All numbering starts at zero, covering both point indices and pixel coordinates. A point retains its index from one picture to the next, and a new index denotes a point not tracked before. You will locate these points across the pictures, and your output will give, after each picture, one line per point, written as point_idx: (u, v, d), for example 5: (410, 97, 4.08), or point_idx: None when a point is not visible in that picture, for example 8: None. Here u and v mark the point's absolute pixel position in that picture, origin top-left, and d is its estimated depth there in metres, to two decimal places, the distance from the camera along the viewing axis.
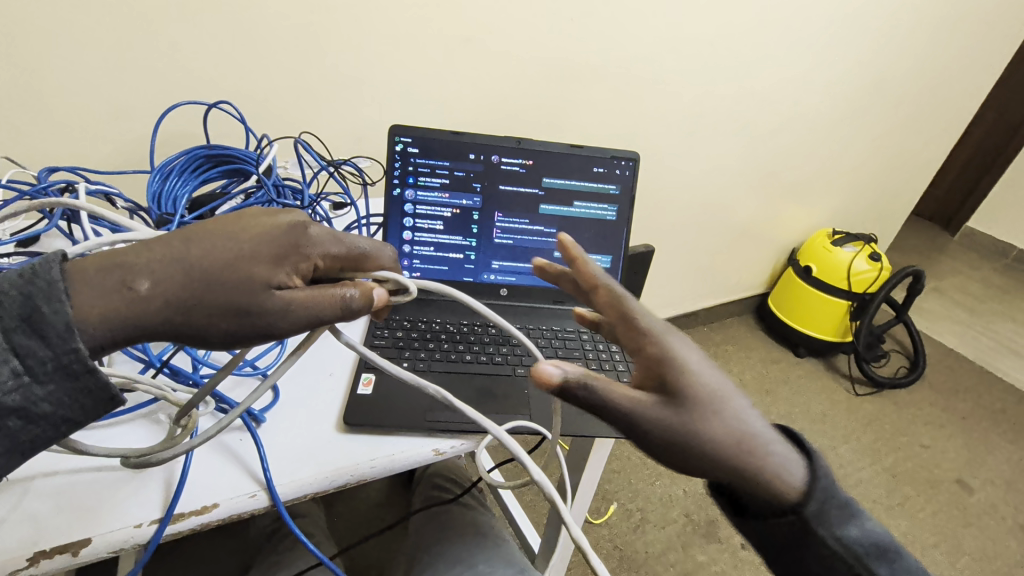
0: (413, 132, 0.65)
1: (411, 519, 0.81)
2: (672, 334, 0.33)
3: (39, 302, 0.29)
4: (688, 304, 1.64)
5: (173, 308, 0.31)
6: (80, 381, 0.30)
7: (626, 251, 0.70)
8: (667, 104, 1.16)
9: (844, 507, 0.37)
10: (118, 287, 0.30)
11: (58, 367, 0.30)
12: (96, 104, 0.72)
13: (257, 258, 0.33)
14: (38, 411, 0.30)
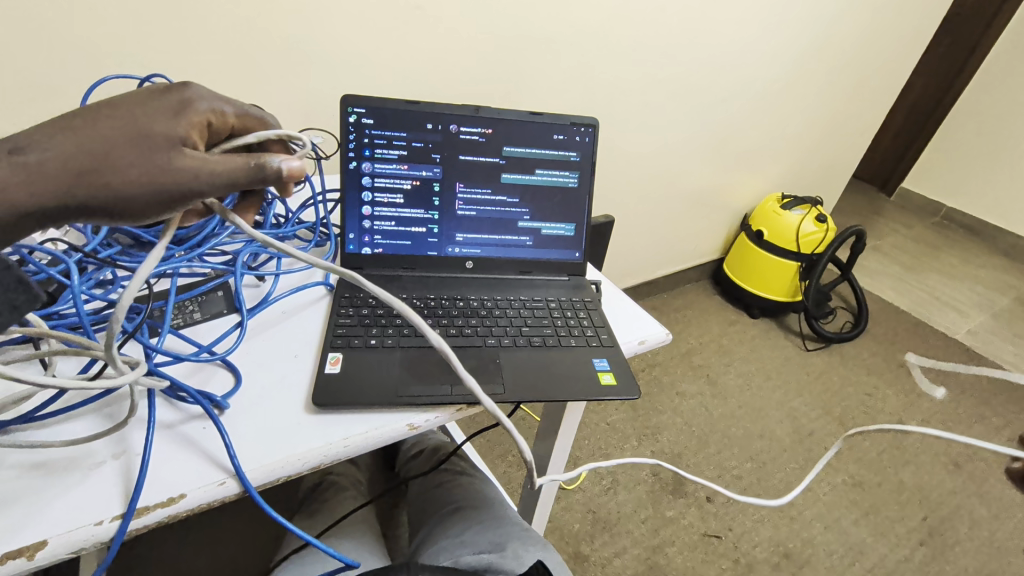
0: (366, 102, 0.63)
1: (411, 485, 0.83)
2: None
3: None
4: (648, 273, 1.68)
5: (68, 169, 0.32)
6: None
7: (590, 218, 0.70)
8: (621, 73, 1.16)
9: None
10: (9, 158, 0.32)
11: None
12: (11, 80, 0.66)
13: (150, 121, 0.35)
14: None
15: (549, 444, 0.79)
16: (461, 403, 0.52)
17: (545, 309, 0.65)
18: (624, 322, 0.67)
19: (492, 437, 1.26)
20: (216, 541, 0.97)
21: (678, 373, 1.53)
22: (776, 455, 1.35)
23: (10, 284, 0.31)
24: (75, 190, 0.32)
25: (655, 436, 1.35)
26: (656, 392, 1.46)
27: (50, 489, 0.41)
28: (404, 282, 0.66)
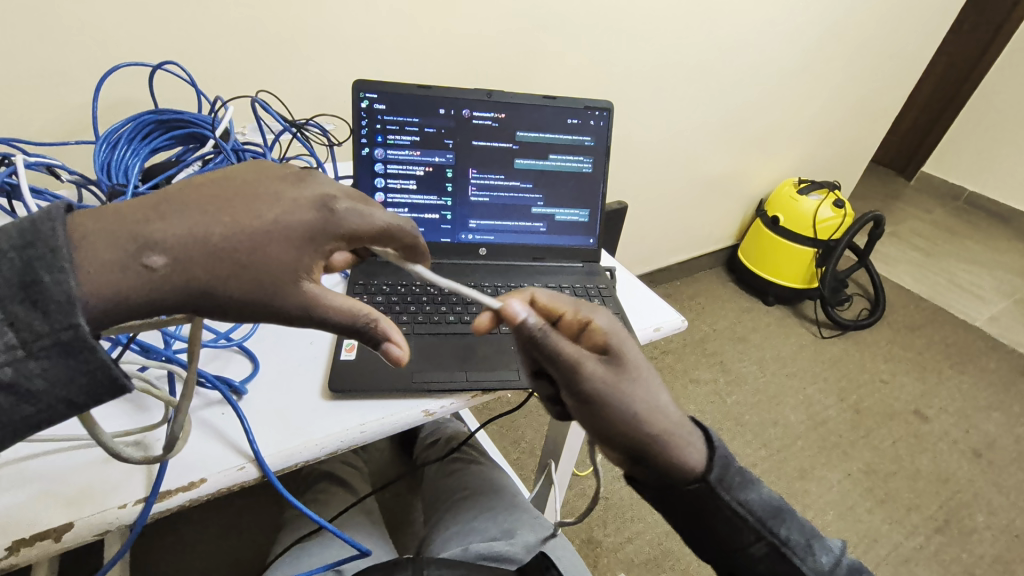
0: (378, 88, 0.62)
1: (427, 470, 0.83)
2: (645, 372, 0.40)
3: (39, 271, 0.27)
4: (661, 260, 1.66)
5: (184, 288, 0.30)
6: (81, 358, 0.28)
7: (605, 204, 0.69)
8: (636, 56, 1.14)
9: (742, 475, 0.43)
10: (131, 259, 0.28)
11: (55, 343, 0.27)
12: (26, 69, 0.66)
13: (288, 248, 0.32)
14: (31, 388, 0.27)
15: (562, 431, 0.79)
16: (476, 390, 0.52)
17: (559, 296, 0.65)
18: (639, 308, 0.66)
19: (504, 424, 1.27)
20: (235, 523, 0.99)
21: (691, 361, 1.52)
22: (790, 442, 1.34)
23: (98, 381, 0.29)
24: (185, 304, 0.30)
25: None
26: (669, 379, 1.45)
27: (86, 470, 0.42)
28: None
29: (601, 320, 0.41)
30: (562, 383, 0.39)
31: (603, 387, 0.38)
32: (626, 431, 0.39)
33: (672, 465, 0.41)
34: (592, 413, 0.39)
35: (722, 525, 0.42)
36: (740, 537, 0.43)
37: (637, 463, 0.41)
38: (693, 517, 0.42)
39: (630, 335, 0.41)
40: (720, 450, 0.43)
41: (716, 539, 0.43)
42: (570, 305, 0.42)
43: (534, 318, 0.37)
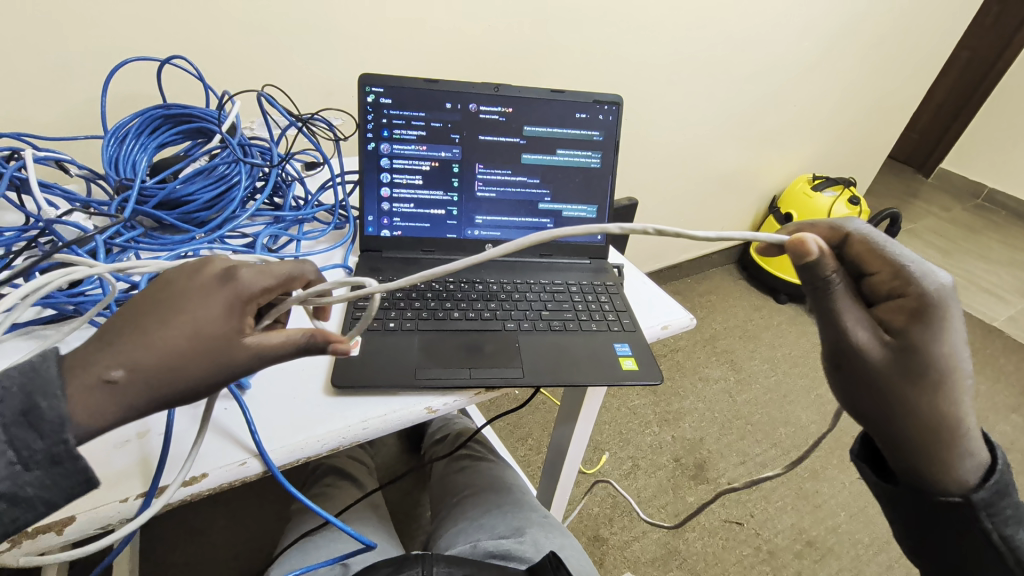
0: (385, 82, 0.61)
1: (434, 466, 0.83)
2: (957, 371, 0.32)
3: (38, 397, 0.30)
4: (672, 257, 1.64)
5: (147, 400, 0.32)
6: (67, 466, 0.31)
7: (614, 199, 0.68)
8: (648, 50, 1.12)
9: (1015, 510, 0.36)
10: (100, 386, 0.31)
11: (48, 456, 0.30)
12: (32, 62, 0.67)
13: (210, 323, 0.33)
14: (21, 498, 0.30)
15: (570, 428, 0.78)
16: (479, 388, 0.52)
17: (566, 293, 0.64)
18: (647, 306, 0.65)
19: (512, 420, 1.26)
20: (242, 515, 1.00)
21: (701, 359, 1.50)
22: (801, 441, 1.33)
23: (79, 487, 0.32)
24: (154, 406, 0.32)
25: (677, 422, 1.33)
26: (678, 377, 1.44)
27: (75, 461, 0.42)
28: (423, 265, 0.65)
29: (931, 287, 0.32)
30: (824, 345, 0.35)
31: (879, 362, 0.33)
32: (894, 417, 0.34)
33: (931, 469, 0.35)
34: (852, 383, 0.35)
35: (968, 547, 0.36)
36: (986, 567, 0.36)
37: (887, 451, 0.36)
38: (927, 528, 0.37)
39: (973, 321, 0.33)
40: (1006, 478, 0.35)
41: (950, 559, 0.38)
42: (894, 255, 0.33)
43: (825, 260, 0.34)
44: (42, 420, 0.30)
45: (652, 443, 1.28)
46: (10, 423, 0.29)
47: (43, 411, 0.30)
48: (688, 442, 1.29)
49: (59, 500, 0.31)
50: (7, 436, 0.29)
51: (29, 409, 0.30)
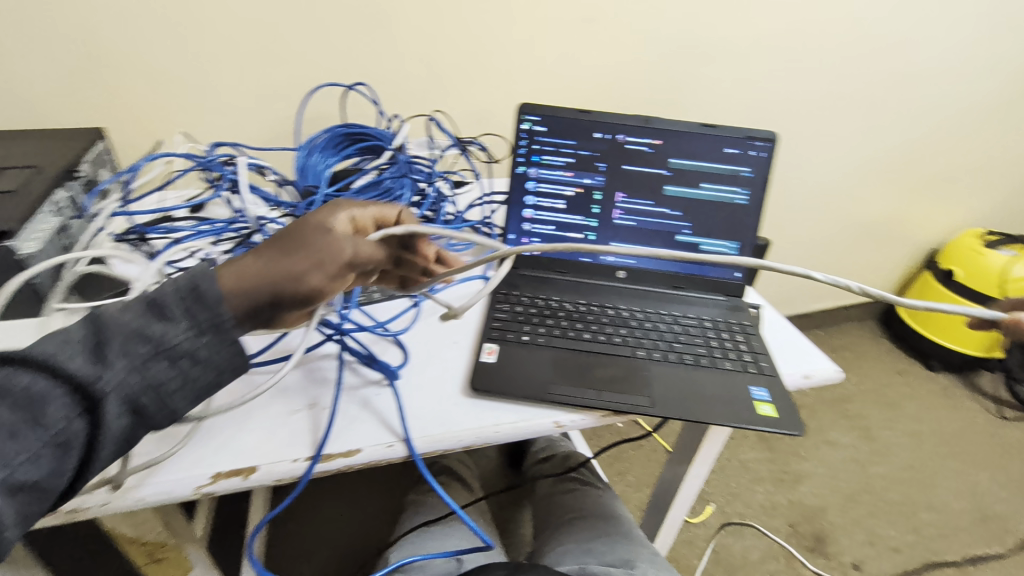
0: (541, 111, 0.65)
1: (538, 485, 0.84)
2: None
3: (199, 280, 0.38)
4: (803, 305, 1.52)
5: (262, 269, 0.39)
6: (227, 332, 0.38)
7: (757, 237, 0.66)
8: (800, 87, 1.07)
9: None
10: (234, 262, 0.40)
11: (214, 323, 0.38)
12: (254, 87, 0.82)
13: (312, 221, 0.44)
14: (199, 357, 0.38)
15: (683, 470, 0.75)
16: (607, 410, 0.53)
17: (699, 329, 0.62)
18: (785, 352, 0.62)
19: (612, 454, 1.24)
20: (355, 499, 1.08)
21: (828, 421, 1.37)
22: (947, 533, 1.15)
23: (237, 351, 0.39)
24: (264, 274, 0.39)
25: (795, 484, 1.22)
26: (798, 436, 1.32)
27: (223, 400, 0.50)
28: (557, 285, 0.68)
29: None
30: None
31: None
32: None
33: None
34: None
35: None
36: None
37: None
38: None
39: None
40: None
41: None
42: None
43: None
44: (204, 298, 0.38)
45: (764, 502, 1.18)
46: (184, 301, 0.37)
47: (203, 288, 0.38)
48: (806, 508, 1.17)
49: (227, 364, 0.39)
50: (182, 309, 0.37)
51: (194, 288, 0.38)
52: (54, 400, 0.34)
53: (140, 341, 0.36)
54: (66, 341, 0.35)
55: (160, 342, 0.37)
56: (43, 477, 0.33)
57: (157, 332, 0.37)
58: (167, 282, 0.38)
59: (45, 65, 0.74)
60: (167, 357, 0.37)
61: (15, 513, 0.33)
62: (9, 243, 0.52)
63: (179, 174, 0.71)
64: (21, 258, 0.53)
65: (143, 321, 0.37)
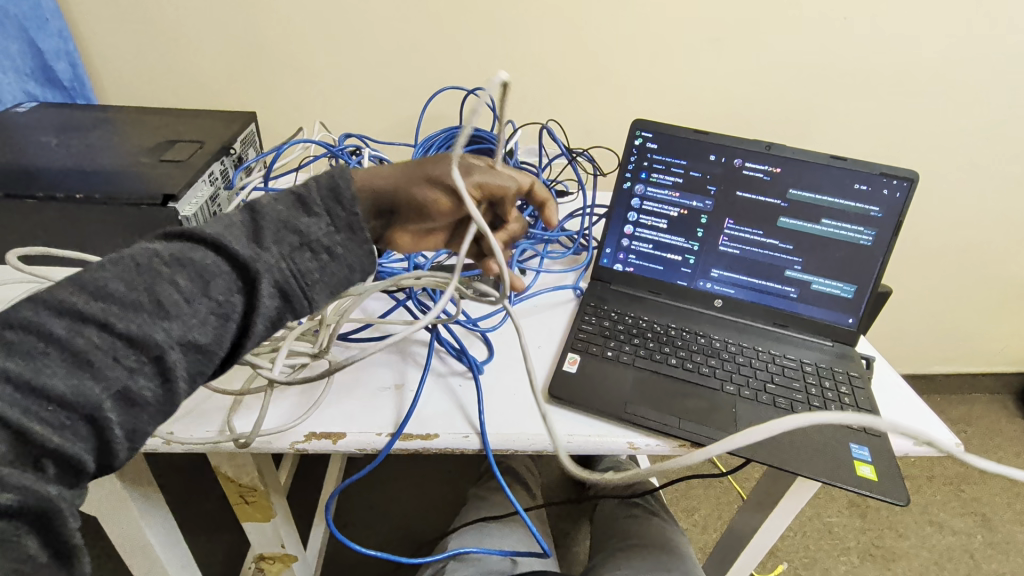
0: (655, 128, 0.64)
1: (601, 504, 0.82)
2: None
3: (338, 181, 0.39)
4: (921, 366, 1.37)
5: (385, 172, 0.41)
6: (359, 233, 0.39)
7: (880, 283, 0.61)
8: (955, 124, 0.96)
9: None
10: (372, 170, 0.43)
11: (348, 223, 0.39)
12: (388, 85, 0.90)
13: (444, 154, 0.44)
14: (333, 252, 0.39)
15: (758, 519, 0.70)
16: (685, 441, 0.51)
17: (798, 372, 0.58)
18: (896, 412, 0.56)
19: (680, 488, 1.18)
20: (421, 482, 1.12)
21: (937, 500, 1.21)
22: None
23: (368, 252, 0.40)
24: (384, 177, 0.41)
25: (887, 562, 1.09)
26: (898, 510, 1.18)
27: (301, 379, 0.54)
28: (648, 305, 0.66)
29: None
30: None
31: None
32: None
33: None
34: None
35: None
36: None
37: None
38: None
39: None
40: None
41: None
42: None
43: None
44: (343, 196, 0.39)
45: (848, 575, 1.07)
46: (326, 200, 0.38)
47: (342, 186, 0.39)
48: None
49: (359, 264, 0.40)
50: (323, 204, 0.38)
51: (334, 186, 0.39)
52: (218, 275, 0.34)
53: (289, 231, 0.37)
54: (226, 224, 0.36)
55: (304, 234, 0.37)
56: (209, 346, 0.34)
57: (302, 224, 0.38)
58: (310, 180, 0.39)
59: (225, 53, 0.87)
60: (311, 249, 0.38)
61: (181, 372, 0.33)
62: (175, 205, 0.61)
63: (312, 159, 0.79)
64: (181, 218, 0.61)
65: (291, 213, 0.38)
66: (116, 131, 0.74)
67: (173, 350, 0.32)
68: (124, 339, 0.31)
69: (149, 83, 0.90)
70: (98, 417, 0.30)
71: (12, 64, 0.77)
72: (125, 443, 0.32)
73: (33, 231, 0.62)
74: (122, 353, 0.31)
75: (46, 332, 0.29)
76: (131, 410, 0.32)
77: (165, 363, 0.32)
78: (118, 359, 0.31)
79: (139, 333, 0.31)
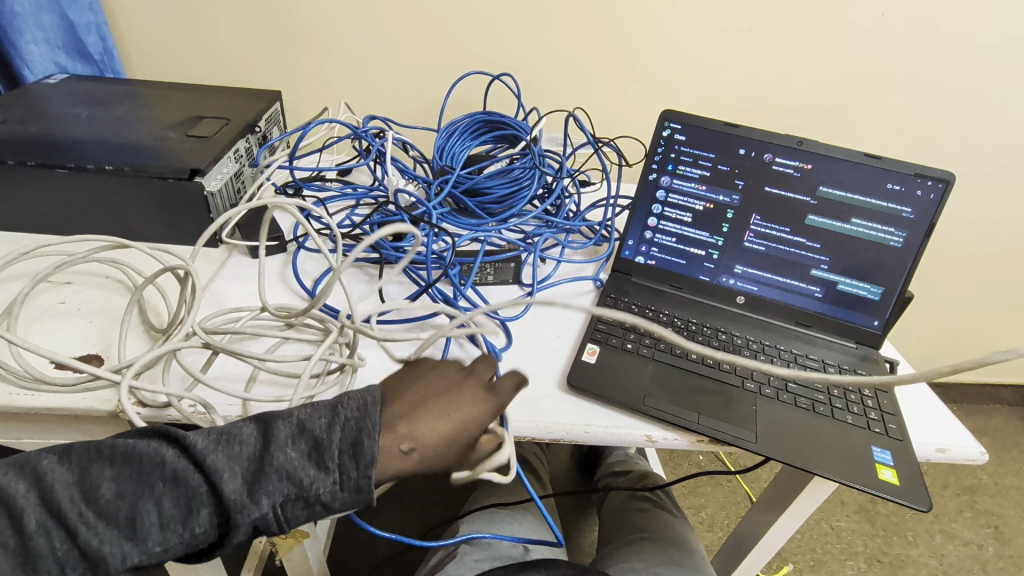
0: (684, 119, 0.63)
1: (610, 497, 0.82)
2: None
3: (364, 435, 0.39)
4: (940, 373, 1.34)
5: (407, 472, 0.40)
6: (360, 497, 0.38)
7: (908, 286, 0.60)
8: (992, 127, 0.93)
9: None
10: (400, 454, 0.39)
11: (353, 487, 0.38)
12: (413, 68, 0.90)
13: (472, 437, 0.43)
14: (326, 507, 0.38)
15: (769, 518, 0.70)
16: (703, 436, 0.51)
17: (820, 373, 0.57)
18: (918, 417, 0.55)
19: (688, 485, 1.18)
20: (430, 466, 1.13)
21: (949, 509, 1.19)
22: None
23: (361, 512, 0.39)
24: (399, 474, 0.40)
25: (894, 569, 1.08)
26: (909, 518, 1.17)
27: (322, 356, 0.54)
28: (669, 299, 0.65)
29: None
30: None
31: None
32: None
33: None
34: None
35: None
36: None
37: None
38: None
39: None
40: None
41: None
42: None
43: None
44: (363, 455, 0.38)
45: None
46: (342, 454, 0.38)
47: (364, 447, 0.38)
48: None
49: (352, 509, 0.39)
50: (338, 461, 0.38)
51: (357, 443, 0.39)
52: (199, 506, 0.36)
53: (288, 480, 0.37)
54: (233, 452, 0.37)
55: (305, 486, 0.38)
56: (163, 560, 0.37)
57: (305, 478, 0.38)
58: (341, 423, 0.39)
59: (252, 30, 0.87)
60: (304, 501, 0.38)
61: None
62: (201, 180, 0.61)
63: (337, 140, 0.79)
64: (207, 194, 0.62)
65: (300, 461, 0.38)
66: (143, 105, 0.74)
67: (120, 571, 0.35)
68: (81, 549, 0.34)
69: (176, 59, 0.90)
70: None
71: (43, 35, 0.79)
72: None
73: (61, 201, 0.63)
74: (71, 565, 0.34)
75: (20, 525, 0.33)
76: None
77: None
78: (66, 569, 0.34)
79: (96, 551, 0.34)
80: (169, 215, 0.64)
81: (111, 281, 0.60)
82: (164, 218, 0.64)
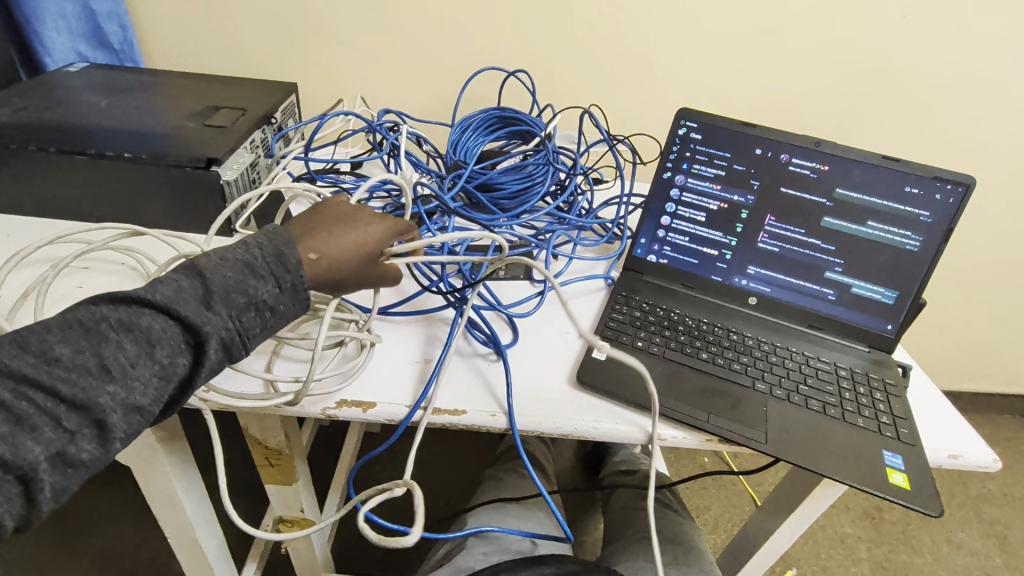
0: (700, 118, 0.63)
1: (615, 495, 0.82)
2: None
3: (283, 247, 0.41)
4: (950, 381, 1.33)
5: (328, 272, 0.44)
6: (301, 293, 0.42)
7: (923, 291, 0.59)
8: (1012, 133, 0.92)
9: None
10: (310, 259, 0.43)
11: (291, 287, 0.41)
12: (428, 64, 0.90)
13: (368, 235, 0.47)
14: (275, 310, 0.41)
15: (776, 521, 0.70)
16: (714, 436, 0.51)
17: (833, 375, 0.57)
18: (933, 423, 0.55)
19: (693, 486, 1.17)
20: (434, 459, 1.13)
21: (956, 518, 1.18)
22: None
23: (303, 305, 0.43)
24: (327, 282, 0.44)
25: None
26: (915, 526, 1.16)
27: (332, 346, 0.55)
28: (680, 298, 0.65)
29: None
30: None
31: None
32: None
33: None
34: None
35: None
36: None
37: None
38: None
39: None
40: None
41: None
42: None
43: None
44: (289, 262, 0.41)
45: None
46: (272, 265, 0.41)
47: (288, 253, 0.41)
48: None
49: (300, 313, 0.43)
50: (271, 268, 0.41)
51: (280, 253, 0.41)
52: (164, 339, 0.36)
53: (237, 291, 0.39)
54: (176, 289, 0.38)
55: (251, 294, 0.39)
56: (149, 404, 0.36)
57: (251, 287, 0.39)
58: (253, 246, 0.41)
59: (270, 22, 0.87)
60: (259, 309, 0.40)
61: (122, 434, 0.35)
62: (218, 169, 0.62)
63: (351, 133, 0.79)
64: (224, 183, 0.62)
65: (238, 277, 0.39)
66: (161, 94, 0.75)
67: (114, 414, 0.35)
68: (64, 403, 0.34)
69: (193, 50, 0.91)
70: (37, 475, 0.33)
71: (65, 24, 0.80)
72: (55, 500, 0.34)
73: (80, 187, 0.64)
74: (64, 417, 0.34)
75: None
76: (65, 473, 0.34)
77: (106, 424, 0.34)
78: (59, 423, 0.33)
79: (82, 398, 0.34)
80: (185, 203, 0.64)
81: (127, 268, 0.60)
82: (180, 207, 0.65)
